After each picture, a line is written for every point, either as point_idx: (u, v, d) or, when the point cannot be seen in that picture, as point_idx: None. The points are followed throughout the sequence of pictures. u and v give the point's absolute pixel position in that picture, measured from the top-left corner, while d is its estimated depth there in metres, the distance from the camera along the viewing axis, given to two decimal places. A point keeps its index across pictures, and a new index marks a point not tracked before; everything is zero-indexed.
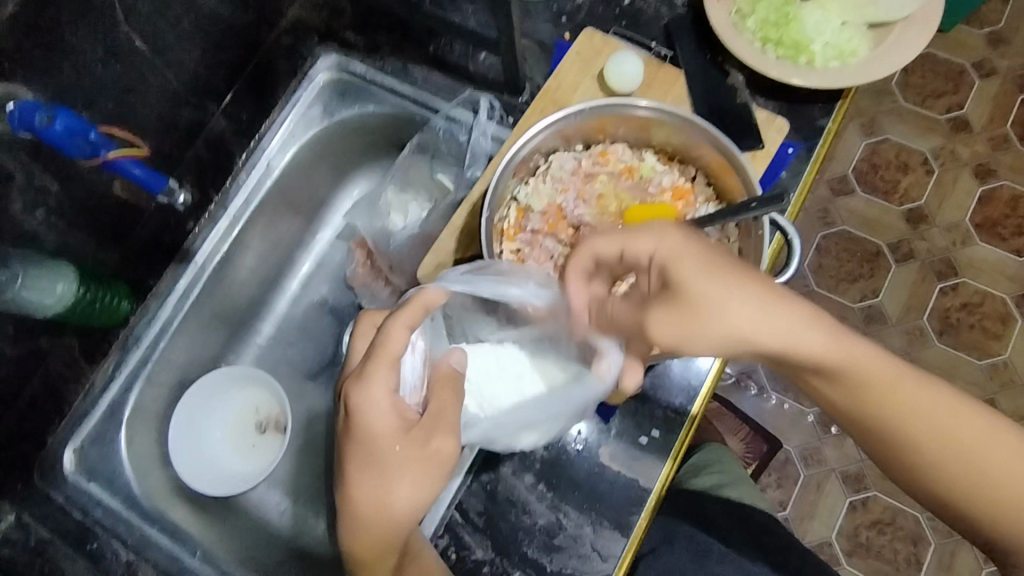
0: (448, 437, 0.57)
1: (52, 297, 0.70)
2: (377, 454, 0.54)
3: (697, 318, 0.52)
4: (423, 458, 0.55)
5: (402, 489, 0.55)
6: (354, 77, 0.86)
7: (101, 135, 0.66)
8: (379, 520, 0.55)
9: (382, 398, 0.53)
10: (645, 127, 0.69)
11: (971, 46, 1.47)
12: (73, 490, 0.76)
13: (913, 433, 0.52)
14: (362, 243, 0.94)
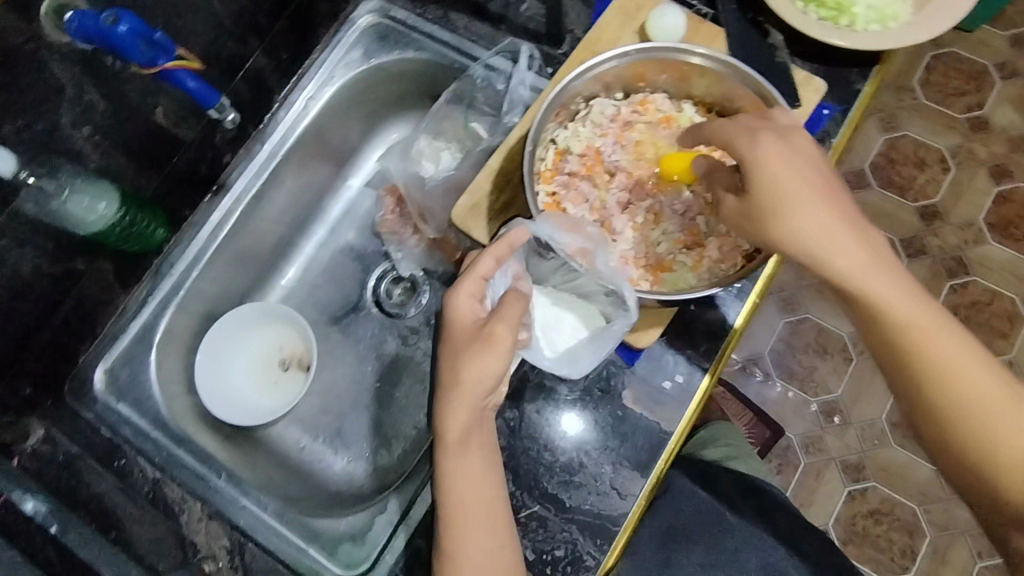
0: (508, 326, 0.61)
1: (95, 214, 0.73)
2: (457, 343, 0.61)
3: (766, 217, 0.55)
4: (490, 347, 0.60)
5: (469, 370, 0.60)
6: (395, 23, 0.88)
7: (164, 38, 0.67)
8: (453, 401, 0.60)
9: (464, 296, 0.62)
10: (686, 76, 0.70)
11: (995, 46, 1.47)
12: (102, 409, 0.79)
13: (937, 373, 0.54)
14: (392, 191, 0.96)
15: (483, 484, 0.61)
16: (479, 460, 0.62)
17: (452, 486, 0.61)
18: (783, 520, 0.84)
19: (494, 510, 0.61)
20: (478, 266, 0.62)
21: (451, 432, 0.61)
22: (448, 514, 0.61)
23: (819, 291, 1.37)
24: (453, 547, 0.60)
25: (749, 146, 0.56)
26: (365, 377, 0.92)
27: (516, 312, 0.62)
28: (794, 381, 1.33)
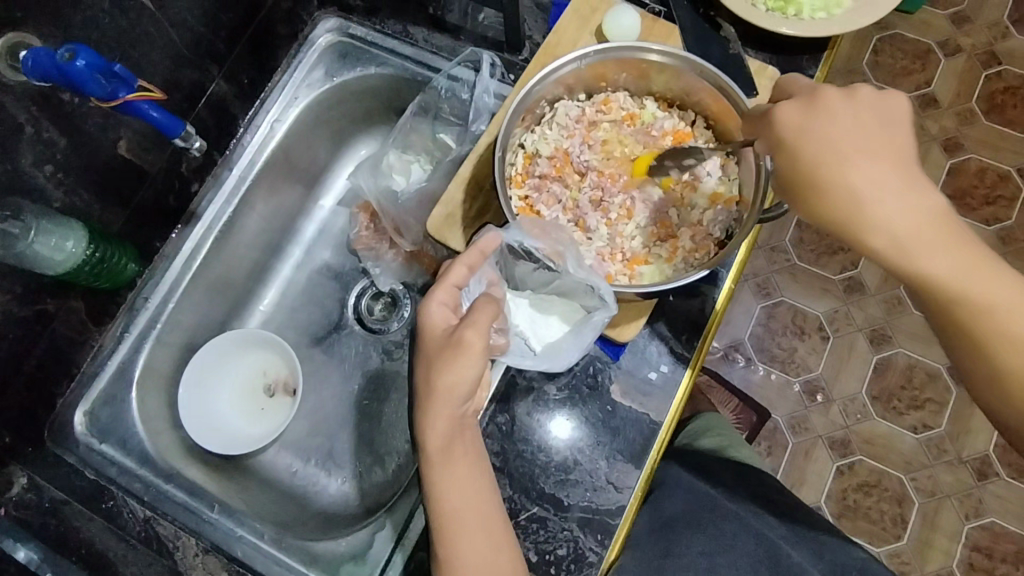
0: (478, 331, 0.60)
1: (61, 254, 0.71)
2: (430, 352, 0.62)
3: (820, 176, 0.53)
4: (459, 351, 0.60)
5: (443, 378, 0.60)
6: (354, 40, 0.88)
7: (125, 70, 0.65)
8: (431, 410, 0.60)
9: (435, 305, 0.62)
10: (645, 74, 0.72)
11: (937, 25, 1.53)
12: (85, 451, 0.77)
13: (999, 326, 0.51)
14: (365, 207, 0.96)
15: (471, 491, 0.61)
16: (465, 468, 0.61)
17: (440, 496, 0.61)
18: (775, 501, 0.85)
19: (485, 515, 0.61)
20: (448, 275, 0.63)
21: (432, 442, 0.61)
22: (440, 524, 0.60)
23: (791, 274, 1.40)
24: (447, 559, 0.60)
25: (793, 111, 0.54)
26: (352, 394, 0.92)
27: (487, 316, 0.61)
28: (776, 363, 1.36)
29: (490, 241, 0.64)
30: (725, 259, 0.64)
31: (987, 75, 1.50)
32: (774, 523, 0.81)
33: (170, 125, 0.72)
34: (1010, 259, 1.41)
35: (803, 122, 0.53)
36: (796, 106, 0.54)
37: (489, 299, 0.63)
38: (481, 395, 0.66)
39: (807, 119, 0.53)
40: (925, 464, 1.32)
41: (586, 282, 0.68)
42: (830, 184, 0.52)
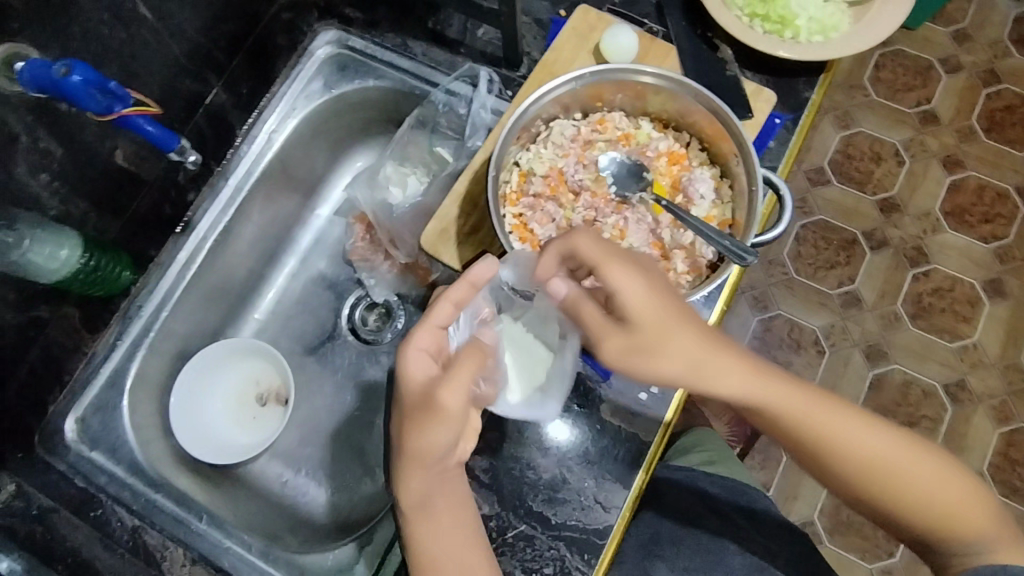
0: (457, 391, 0.58)
1: (57, 262, 0.71)
2: (401, 409, 0.60)
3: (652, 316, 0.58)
4: (436, 414, 0.58)
5: (416, 438, 0.58)
6: (353, 52, 0.89)
7: (120, 85, 0.65)
8: (407, 467, 0.60)
9: (412, 356, 0.60)
10: (642, 94, 0.72)
11: (938, 42, 1.53)
12: (75, 458, 0.77)
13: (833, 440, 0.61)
14: (361, 219, 0.96)
15: (458, 537, 0.61)
16: (447, 513, 0.62)
17: (421, 544, 0.61)
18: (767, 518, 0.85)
19: (468, 560, 0.61)
20: (431, 316, 0.61)
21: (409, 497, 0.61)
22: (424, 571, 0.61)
23: (789, 287, 1.41)
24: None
25: (638, 355, 0.59)
26: (344, 405, 0.92)
27: (465, 375, 0.58)
28: None
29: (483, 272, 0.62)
30: (713, 285, 0.64)
31: (988, 93, 1.50)
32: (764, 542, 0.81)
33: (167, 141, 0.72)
34: (1007, 277, 1.41)
35: (653, 364, 0.59)
36: (641, 348, 0.59)
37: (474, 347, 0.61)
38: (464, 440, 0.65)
39: (659, 360, 0.59)
40: None
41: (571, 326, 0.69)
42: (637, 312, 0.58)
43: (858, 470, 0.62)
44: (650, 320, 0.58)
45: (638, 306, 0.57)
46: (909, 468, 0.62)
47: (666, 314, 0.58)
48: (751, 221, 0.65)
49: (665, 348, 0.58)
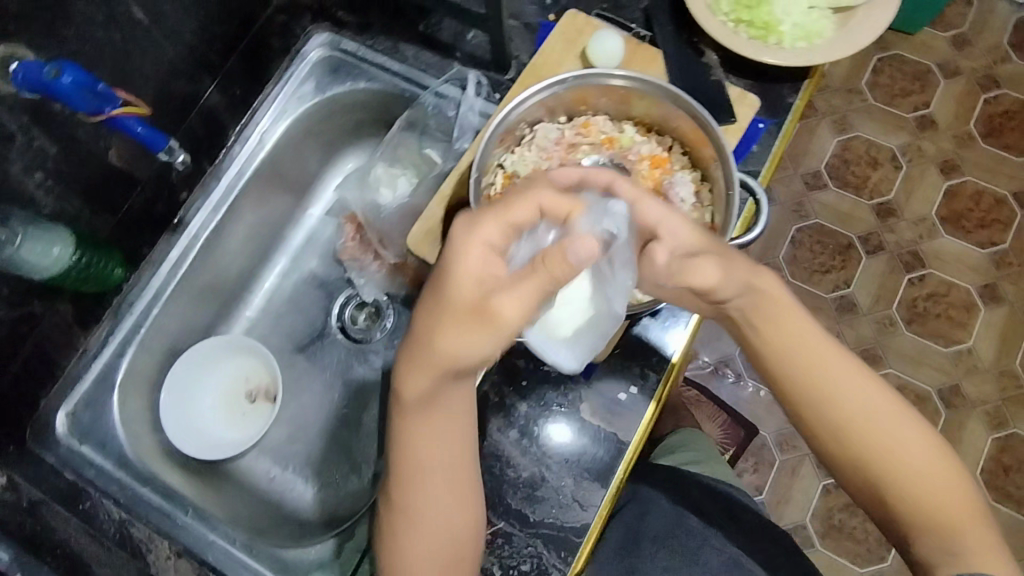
0: (517, 302, 0.52)
1: (48, 259, 0.72)
2: (446, 305, 0.53)
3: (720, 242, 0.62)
4: (488, 318, 0.52)
5: (449, 339, 0.53)
6: (345, 55, 0.90)
7: (109, 89, 0.68)
8: (424, 364, 0.56)
9: (480, 241, 0.53)
10: (628, 98, 0.73)
11: (936, 47, 1.54)
12: (65, 452, 0.78)
13: (854, 397, 0.62)
14: (352, 219, 0.97)
15: (434, 453, 0.62)
16: (448, 423, 0.62)
17: (408, 439, 0.61)
18: (750, 520, 0.86)
19: (456, 475, 0.63)
20: (508, 214, 0.55)
21: (414, 394, 0.58)
22: (410, 470, 0.62)
23: None
24: (405, 504, 0.62)
25: (712, 259, 0.60)
26: (333, 403, 0.93)
27: (531, 289, 0.52)
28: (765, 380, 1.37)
29: (548, 199, 0.56)
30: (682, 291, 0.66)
31: (986, 98, 1.51)
32: (745, 543, 0.82)
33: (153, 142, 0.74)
34: (1003, 283, 1.41)
35: (723, 273, 0.60)
36: (716, 255, 0.60)
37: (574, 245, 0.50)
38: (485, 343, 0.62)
39: (724, 272, 0.60)
40: None
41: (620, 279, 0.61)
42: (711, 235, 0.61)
43: (865, 435, 0.61)
44: (704, 241, 0.60)
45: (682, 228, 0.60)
46: (925, 450, 0.61)
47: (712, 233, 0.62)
48: (728, 222, 0.66)
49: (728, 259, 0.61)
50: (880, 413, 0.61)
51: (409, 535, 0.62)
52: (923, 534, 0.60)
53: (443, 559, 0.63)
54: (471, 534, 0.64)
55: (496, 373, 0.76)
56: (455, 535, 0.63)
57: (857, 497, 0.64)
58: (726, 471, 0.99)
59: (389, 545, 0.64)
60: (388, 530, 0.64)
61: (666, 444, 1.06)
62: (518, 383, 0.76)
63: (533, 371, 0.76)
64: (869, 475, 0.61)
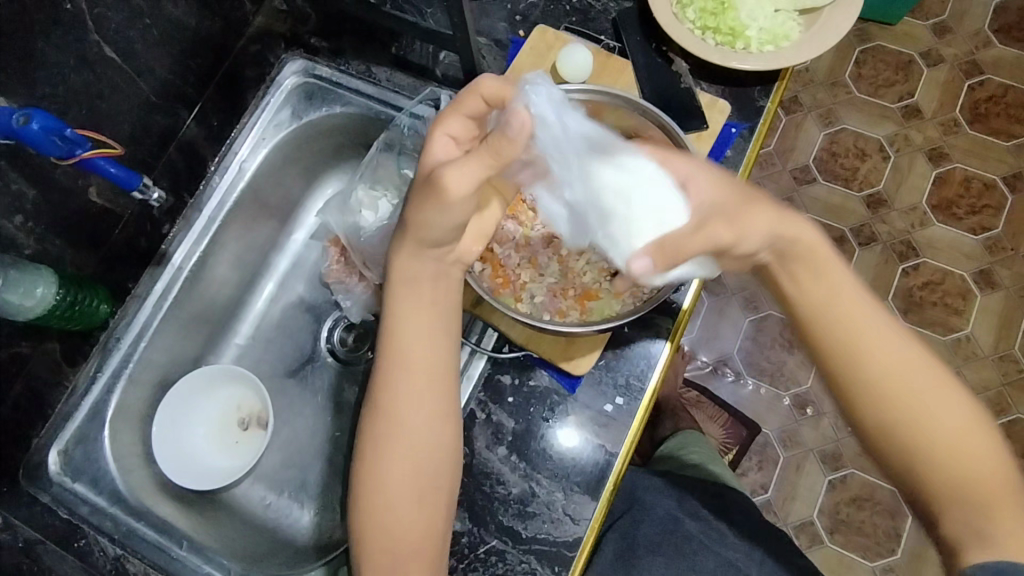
0: (458, 171, 0.55)
1: (32, 299, 0.72)
2: (414, 185, 0.59)
3: (736, 204, 0.59)
4: (438, 187, 0.55)
5: (417, 208, 0.58)
6: (320, 80, 0.90)
7: (77, 132, 0.67)
8: (409, 237, 0.61)
9: (442, 136, 0.59)
10: (598, 110, 0.73)
11: (918, 36, 1.53)
12: (58, 490, 0.79)
13: (883, 355, 0.58)
14: (335, 242, 0.97)
15: (422, 319, 0.64)
16: (428, 323, 0.64)
17: (391, 337, 0.64)
18: (748, 524, 0.84)
19: (433, 382, 0.64)
20: (462, 104, 0.59)
21: (404, 270, 0.63)
22: (390, 368, 0.63)
23: None
24: (383, 405, 0.63)
25: (720, 221, 0.58)
26: (326, 425, 0.94)
27: (475, 161, 0.54)
28: (765, 377, 1.34)
29: (492, 86, 0.58)
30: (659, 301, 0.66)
31: (970, 85, 1.50)
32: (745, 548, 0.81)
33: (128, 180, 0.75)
34: (997, 268, 1.41)
35: (732, 234, 0.58)
36: (727, 215, 0.58)
37: (503, 133, 0.53)
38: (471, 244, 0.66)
39: (739, 231, 0.58)
40: None
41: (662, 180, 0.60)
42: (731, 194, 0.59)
43: (895, 393, 0.57)
44: (729, 197, 0.60)
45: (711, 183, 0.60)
46: (959, 412, 0.57)
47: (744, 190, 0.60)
48: None
49: (750, 214, 0.59)
50: (920, 377, 0.57)
51: (386, 440, 0.63)
52: (950, 510, 0.56)
53: (417, 473, 0.63)
54: (447, 449, 0.64)
55: (481, 390, 0.76)
56: (424, 450, 0.63)
57: (881, 464, 0.60)
58: (725, 472, 0.99)
59: (365, 455, 0.63)
60: (368, 423, 0.64)
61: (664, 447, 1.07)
62: (504, 400, 0.76)
63: (519, 387, 0.76)
64: (896, 436, 0.57)
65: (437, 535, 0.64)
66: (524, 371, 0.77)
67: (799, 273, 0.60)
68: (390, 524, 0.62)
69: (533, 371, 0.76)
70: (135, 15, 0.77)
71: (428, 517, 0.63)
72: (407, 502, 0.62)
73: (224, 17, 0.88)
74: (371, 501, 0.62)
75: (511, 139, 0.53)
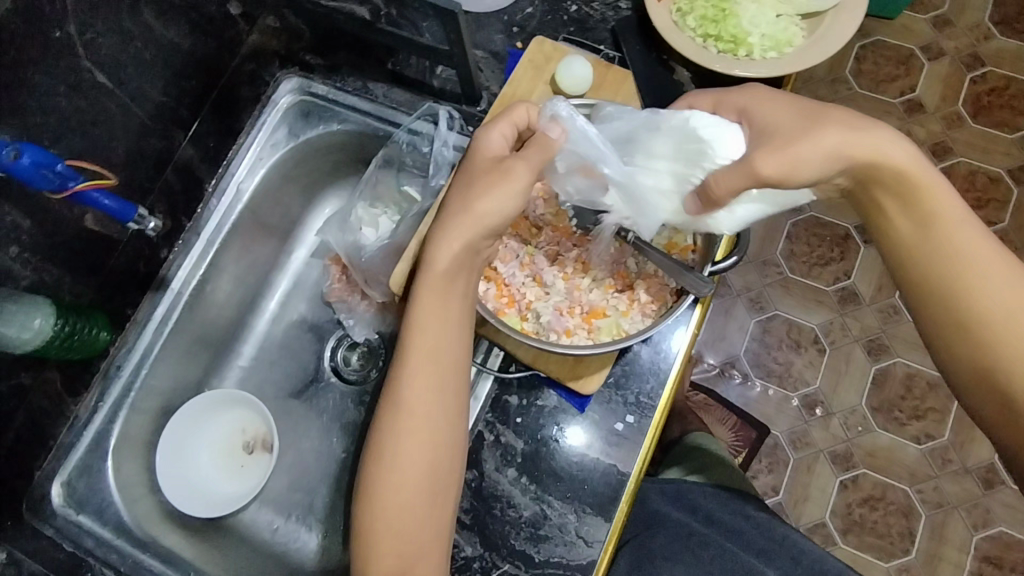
0: (525, 165, 0.63)
1: (30, 332, 0.71)
2: (474, 174, 0.64)
3: (797, 135, 0.58)
4: (505, 175, 0.62)
5: (481, 198, 0.62)
6: (316, 98, 0.89)
7: (69, 166, 0.66)
8: (459, 224, 0.62)
9: (496, 133, 0.65)
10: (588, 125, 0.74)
11: (917, 29, 1.49)
12: (62, 522, 0.79)
13: (970, 276, 0.56)
14: (336, 260, 0.96)
15: (448, 312, 0.63)
16: (453, 318, 0.63)
17: (419, 325, 0.63)
18: (767, 523, 0.82)
19: (454, 379, 0.63)
20: (513, 113, 0.66)
21: (441, 260, 0.62)
22: (412, 360, 0.62)
23: (785, 287, 1.36)
24: (402, 398, 0.61)
25: (769, 151, 0.58)
26: (330, 444, 0.92)
27: (537, 155, 0.64)
28: (773, 378, 1.32)
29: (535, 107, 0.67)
30: (663, 323, 0.65)
31: (972, 77, 1.46)
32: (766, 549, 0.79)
33: (122, 211, 0.74)
34: None
35: (781, 162, 0.58)
36: (775, 146, 0.58)
37: (546, 138, 0.65)
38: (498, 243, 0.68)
39: (791, 164, 0.58)
40: (930, 474, 1.27)
41: (684, 138, 0.64)
42: (806, 122, 0.59)
43: (987, 316, 0.55)
44: (789, 122, 0.59)
45: (772, 114, 0.60)
46: None
47: (810, 112, 0.59)
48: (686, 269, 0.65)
49: (811, 140, 0.57)
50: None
51: (404, 436, 0.61)
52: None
53: (431, 470, 0.61)
54: (459, 447, 0.64)
55: (489, 411, 0.75)
56: (447, 438, 0.62)
57: (971, 404, 0.57)
58: (740, 473, 0.98)
59: (380, 449, 0.61)
60: (384, 416, 0.62)
61: (679, 447, 1.06)
62: (512, 421, 0.75)
63: (527, 407, 0.75)
64: (989, 366, 0.54)
65: (441, 534, 0.62)
66: (532, 391, 0.75)
67: (893, 202, 0.59)
68: (404, 508, 0.60)
69: (541, 391, 0.75)
70: (126, 39, 0.76)
71: (434, 516, 0.61)
72: (425, 487, 0.61)
73: (218, 36, 0.87)
74: (384, 496, 0.60)
75: (553, 141, 0.65)
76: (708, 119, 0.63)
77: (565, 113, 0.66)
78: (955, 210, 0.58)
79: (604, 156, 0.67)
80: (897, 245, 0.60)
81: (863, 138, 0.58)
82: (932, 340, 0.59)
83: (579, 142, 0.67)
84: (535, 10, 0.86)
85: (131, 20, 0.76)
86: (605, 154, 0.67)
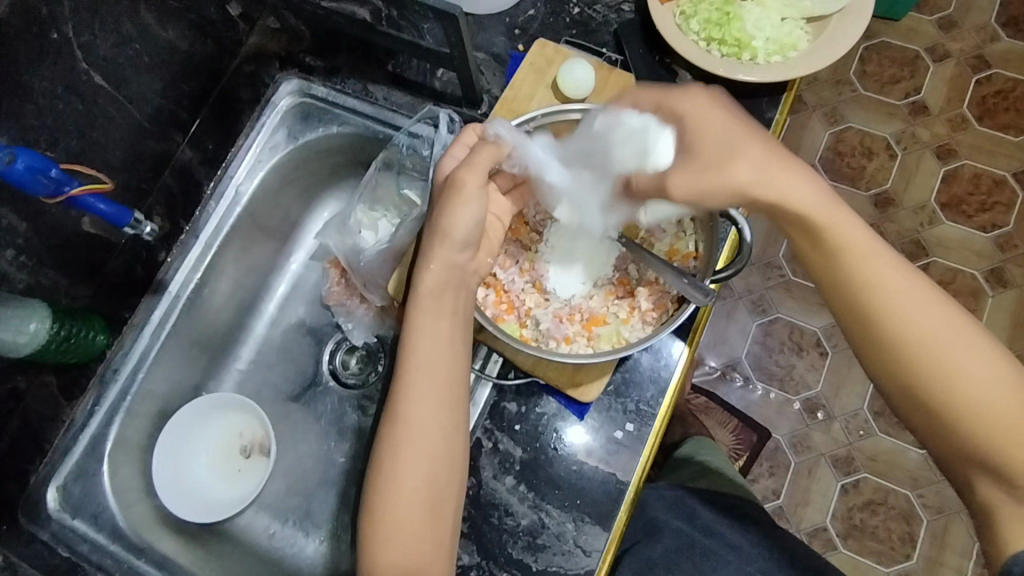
0: (477, 172, 0.64)
1: (25, 336, 0.70)
2: (436, 199, 0.66)
3: (712, 169, 0.57)
4: (460, 189, 0.63)
5: (448, 215, 0.63)
6: (316, 100, 0.88)
7: (65, 172, 0.66)
8: (433, 247, 0.64)
9: (448, 157, 0.68)
10: (561, 131, 0.74)
11: (923, 31, 1.48)
12: (58, 527, 0.78)
13: (886, 304, 0.55)
14: (335, 264, 0.95)
15: (440, 328, 0.63)
16: (445, 333, 0.63)
17: (413, 342, 0.63)
18: (765, 532, 0.81)
19: (448, 393, 0.62)
20: (461, 136, 0.68)
21: (428, 279, 0.63)
22: (404, 378, 0.62)
23: (787, 290, 1.35)
24: (398, 413, 0.61)
25: (687, 175, 0.58)
26: (325, 449, 0.92)
27: (485, 157, 0.64)
28: (775, 382, 1.31)
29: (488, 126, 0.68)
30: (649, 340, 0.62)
31: (978, 79, 1.45)
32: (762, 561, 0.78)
33: (117, 215, 0.74)
34: (1009, 266, 1.36)
35: (699, 192, 0.57)
36: (695, 172, 0.57)
37: (503, 152, 0.65)
38: (485, 257, 0.69)
39: (706, 194, 0.58)
40: (931, 479, 1.26)
41: (630, 152, 0.63)
42: (721, 156, 0.57)
43: (905, 342, 0.54)
44: (712, 144, 0.58)
45: (703, 131, 0.58)
46: (987, 367, 0.52)
47: (733, 140, 0.57)
48: (671, 276, 0.65)
49: (722, 174, 0.57)
50: (941, 340, 0.53)
51: (398, 453, 0.60)
52: (972, 467, 0.54)
53: (428, 483, 0.61)
54: (457, 459, 0.62)
55: (487, 418, 0.74)
56: (436, 454, 0.61)
57: (907, 419, 0.57)
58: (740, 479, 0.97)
59: (377, 467, 0.61)
60: (381, 432, 0.62)
61: (677, 453, 1.06)
62: (510, 428, 0.74)
63: (525, 414, 0.74)
64: (915, 389, 0.54)
65: (443, 548, 0.61)
66: (531, 398, 0.75)
67: (806, 235, 0.58)
68: (398, 524, 0.59)
69: (540, 398, 0.75)
70: (123, 41, 0.75)
71: (434, 530, 0.60)
72: (419, 502, 0.60)
73: (217, 37, 0.86)
74: (382, 510, 0.60)
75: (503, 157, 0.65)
76: (638, 127, 0.62)
77: (508, 132, 0.66)
78: (864, 242, 0.56)
79: (549, 171, 0.67)
80: (815, 274, 0.59)
81: (774, 175, 0.56)
82: (861, 360, 0.58)
83: (524, 157, 0.66)
84: (536, 12, 0.85)
85: (129, 22, 0.75)
86: (552, 172, 0.67)
